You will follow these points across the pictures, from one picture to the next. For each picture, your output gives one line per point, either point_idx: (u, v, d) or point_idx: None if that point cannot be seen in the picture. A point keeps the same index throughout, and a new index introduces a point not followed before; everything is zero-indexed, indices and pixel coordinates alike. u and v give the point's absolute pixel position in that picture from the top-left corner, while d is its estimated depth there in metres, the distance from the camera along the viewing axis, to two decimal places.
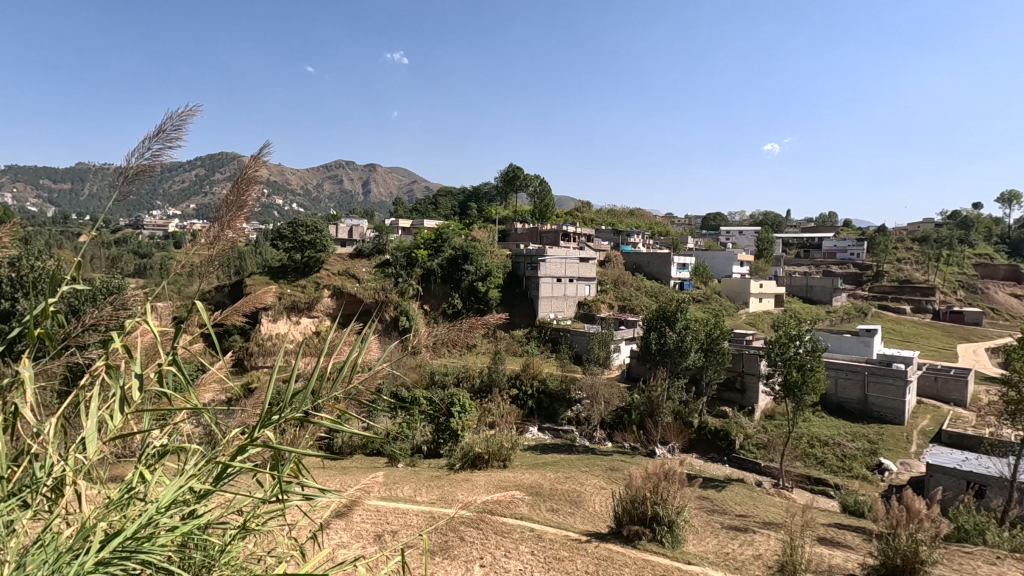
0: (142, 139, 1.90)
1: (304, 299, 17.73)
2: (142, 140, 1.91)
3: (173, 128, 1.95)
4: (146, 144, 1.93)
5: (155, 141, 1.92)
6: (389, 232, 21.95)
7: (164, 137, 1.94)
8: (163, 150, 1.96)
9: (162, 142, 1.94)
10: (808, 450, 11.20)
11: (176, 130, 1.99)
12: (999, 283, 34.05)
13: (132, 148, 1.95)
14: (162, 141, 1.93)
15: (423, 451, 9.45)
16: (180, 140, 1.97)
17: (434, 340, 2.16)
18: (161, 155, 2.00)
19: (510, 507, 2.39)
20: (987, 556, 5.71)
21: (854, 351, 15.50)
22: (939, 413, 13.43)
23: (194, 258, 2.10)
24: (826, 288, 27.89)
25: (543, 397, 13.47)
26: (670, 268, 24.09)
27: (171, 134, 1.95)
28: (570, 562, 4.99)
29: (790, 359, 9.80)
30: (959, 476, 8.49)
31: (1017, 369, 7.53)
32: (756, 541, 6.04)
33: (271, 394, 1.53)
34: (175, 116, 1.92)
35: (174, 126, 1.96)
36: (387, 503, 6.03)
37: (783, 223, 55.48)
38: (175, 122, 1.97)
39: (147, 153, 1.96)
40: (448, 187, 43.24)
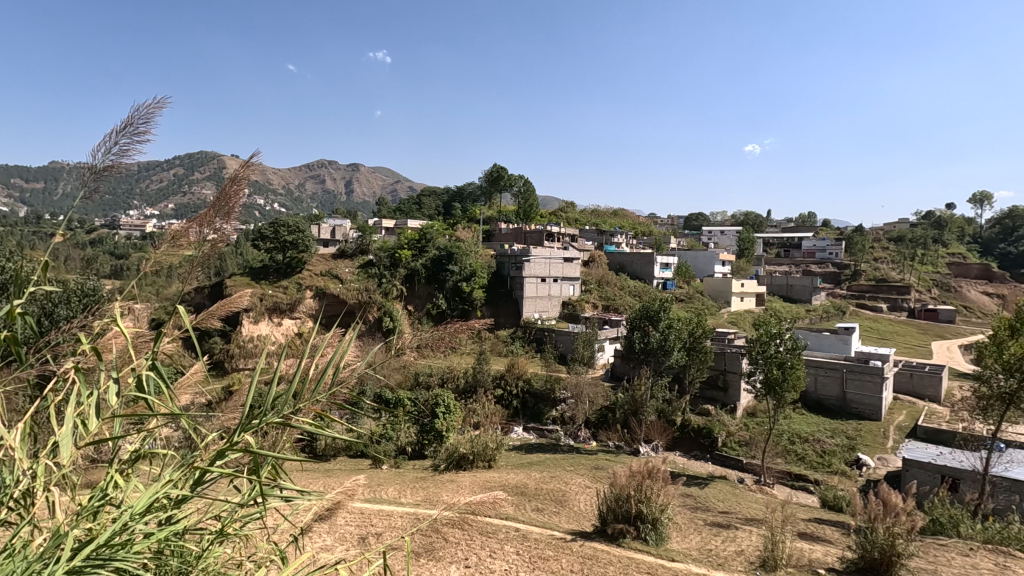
0: (108, 133, 1.81)
1: (286, 300, 17.53)
2: (108, 134, 1.83)
3: (141, 121, 1.87)
4: (112, 139, 1.84)
5: (121, 136, 1.83)
6: (373, 233, 21.80)
7: (132, 130, 1.87)
8: (131, 144, 1.88)
9: (130, 136, 1.86)
10: (788, 447, 11.37)
11: (145, 122, 1.92)
12: (971, 282, 34.93)
13: (97, 143, 1.86)
14: (130, 136, 1.85)
15: (408, 452, 9.42)
16: (150, 134, 1.90)
17: (418, 341, 2.16)
18: (129, 149, 1.92)
19: (493, 507, 2.39)
20: (961, 548, 5.86)
21: (833, 349, 15.76)
22: (915, 409, 13.72)
23: (163, 256, 2.08)
24: (805, 287, 28.33)
25: (527, 397, 13.51)
26: (653, 268, 24.30)
27: (140, 127, 1.88)
28: (555, 561, 5.00)
29: (771, 357, 9.94)
30: (934, 470, 8.69)
31: (988, 365, 7.72)
32: (739, 537, 6.11)
33: (250, 397, 1.50)
34: (143, 109, 1.84)
35: (142, 119, 1.88)
36: (372, 505, 5.99)
37: (763, 223, 56.23)
38: (144, 116, 1.90)
39: (113, 149, 1.88)
40: (432, 188, 43.08)
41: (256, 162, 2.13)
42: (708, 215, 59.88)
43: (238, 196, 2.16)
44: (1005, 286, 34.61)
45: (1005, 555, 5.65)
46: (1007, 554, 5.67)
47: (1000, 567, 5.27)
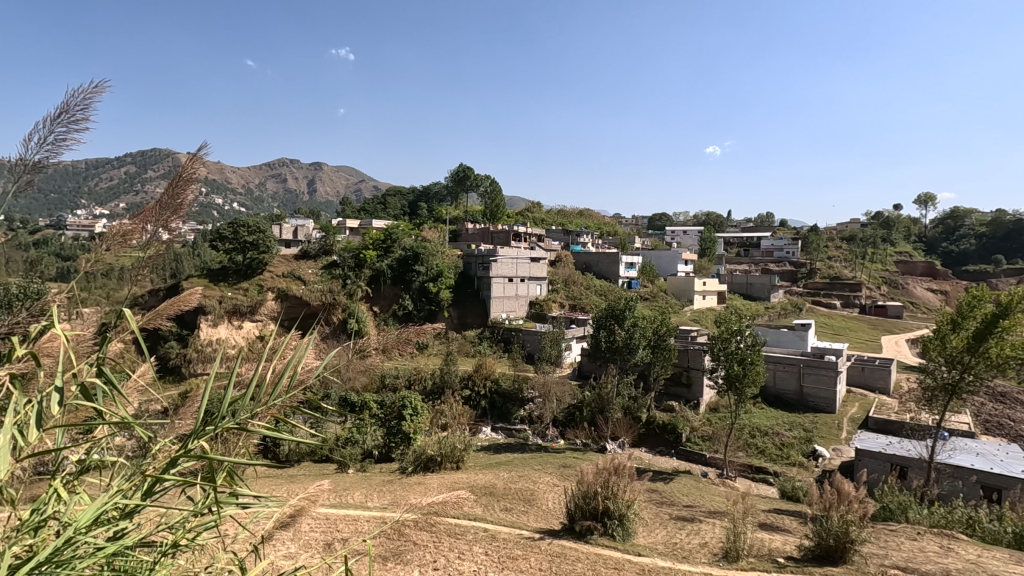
0: (41, 120, 1.67)
1: (246, 303, 16.98)
2: (43, 121, 1.69)
3: (80, 107, 1.74)
4: (47, 127, 1.70)
5: (58, 123, 1.70)
6: (337, 233, 21.42)
7: (69, 118, 1.73)
8: (68, 133, 1.74)
9: (66, 124, 1.72)
10: (749, 440, 11.68)
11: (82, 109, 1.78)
12: (917, 278, 36.79)
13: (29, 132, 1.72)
14: (66, 123, 1.72)
15: (375, 455, 9.28)
16: (89, 121, 1.77)
17: (382, 343, 2.14)
18: (69, 139, 1.78)
19: (456, 508, 2.37)
20: (909, 533, 6.15)
21: (790, 345, 16.28)
22: (866, 401, 14.33)
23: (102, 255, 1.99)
24: (764, 285, 29.26)
25: (495, 397, 13.51)
26: (618, 267, 24.68)
27: (77, 115, 1.74)
28: (523, 561, 5.01)
29: (732, 354, 10.22)
30: (885, 459, 9.09)
31: (932, 358, 8.12)
32: (702, 530, 6.26)
33: (205, 401, 1.43)
34: (80, 94, 1.71)
35: (80, 105, 1.74)
36: (334, 510, 5.88)
37: (724, 223, 57.77)
38: (82, 101, 1.76)
39: (48, 139, 1.74)
40: (398, 188, 42.61)
41: (203, 156, 2.06)
42: (671, 215, 61.22)
43: (187, 190, 2.07)
44: (947, 283, 36.51)
45: (949, 538, 5.96)
46: (951, 537, 5.99)
47: (944, 549, 5.56)
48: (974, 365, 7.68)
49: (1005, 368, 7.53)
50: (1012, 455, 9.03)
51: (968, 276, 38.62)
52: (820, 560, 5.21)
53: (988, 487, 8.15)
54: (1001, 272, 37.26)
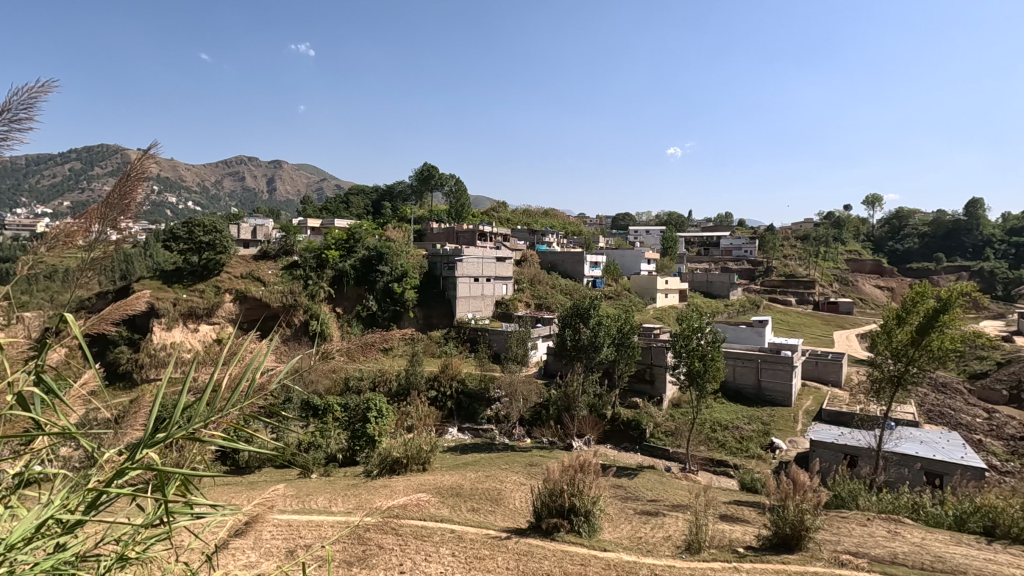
0: None
1: (202, 305, 16.39)
2: None
3: (22, 107, 1.62)
4: None
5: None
6: (298, 232, 20.92)
7: (10, 118, 1.62)
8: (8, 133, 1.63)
9: (6, 125, 1.61)
10: (711, 434, 11.97)
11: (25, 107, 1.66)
12: (866, 276, 38.49)
13: None
14: (6, 124, 1.61)
15: (339, 459, 9.11)
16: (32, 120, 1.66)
17: (346, 347, 2.13)
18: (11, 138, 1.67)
19: (419, 510, 2.34)
20: (859, 519, 6.43)
21: (748, 341, 16.79)
22: (820, 394, 14.93)
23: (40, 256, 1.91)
24: (724, 283, 30.10)
25: (462, 397, 13.45)
26: (583, 267, 24.95)
27: (18, 114, 1.63)
28: (491, 560, 5.01)
29: (693, 350, 10.46)
30: (837, 449, 9.48)
31: (880, 352, 8.50)
32: (666, 524, 6.39)
33: (155, 408, 1.37)
34: (23, 93, 1.60)
35: (23, 105, 1.63)
36: (295, 516, 5.74)
37: (686, 223, 59.11)
38: (24, 101, 1.64)
39: None
40: (361, 188, 41.94)
41: (153, 155, 1.96)
42: (634, 216, 62.29)
43: (136, 190, 1.97)
44: (894, 280, 38.35)
45: (896, 523, 6.26)
46: (898, 522, 6.29)
47: (891, 534, 5.84)
48: (917, 358, 8.08)
49: (945, 360, 7.96)
50: (952, 442, 9.55)
51: (913, 274, 40.63)
52: (777, 548, 5.39)
53: (931, 473, 8.59)
54: (943, 270, 39.35)
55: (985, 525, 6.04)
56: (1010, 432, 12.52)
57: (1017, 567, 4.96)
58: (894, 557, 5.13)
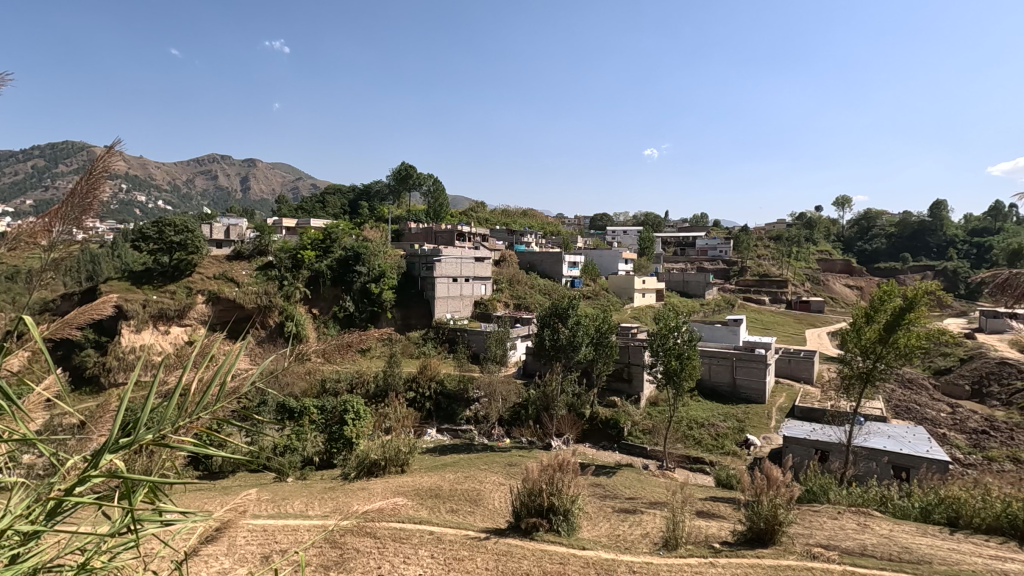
0: None
1: (173, 307, 15.99)
2: None
3: None
4: None
5: None
6: (273, 232, 20.58)
7: None
8: None
9: None
10: (687, 432, 12.13)
11: None
12: (836, 275, 39.49)
13: None
14: None
15: (316, 462, 8.98)
16: None
17: (322, 348, 2.10)
18: None
19: (395, 514, 2.33)
20: (830, 512, 6.59)
21: (724, 339, 17.07)
22: (792, 391, 15.25)
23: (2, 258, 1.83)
24: (700, 282, 30.57)
25: (441, 398, 13.39)
26: (561, 267, 25.06)
27: None
28: (470, 561, 5.00)
29: (670, 349, 10.58)
30: (809, 445, 9.70)
31: (849, 349, 8.72)
32: (644, 521, 6.46)
33: (119, 413, 1.33)
34: None
35: None
36: (270, 521, 5.64)
37: (662, 223, 59.83)
38: None
39: None
40: (338, 187, 41.45)
41: (118, 151, 1.89)
42: (612, 216, 62.83)
43: (98, 188, 1.89)
44: (863, 279, 39.39)
45: (865, 516, 6.43)
46: (866, 515, 6.47)
47: (861, 526, 6.00)
48: (885, 355, 8.31)
49: (911, 357, 8.21)
50: (917, 436, 9.86)
51: (881, 273, 41.83)
52: (752, 543, 5.49)
53: (898, 467, 8.85)
54: (908, 269, 40.62)
55: (949, 516, 6.24)
56: (972, 425, 12.98)
57: (979, 556, 5.13)
58: (864, 549, 5.26)
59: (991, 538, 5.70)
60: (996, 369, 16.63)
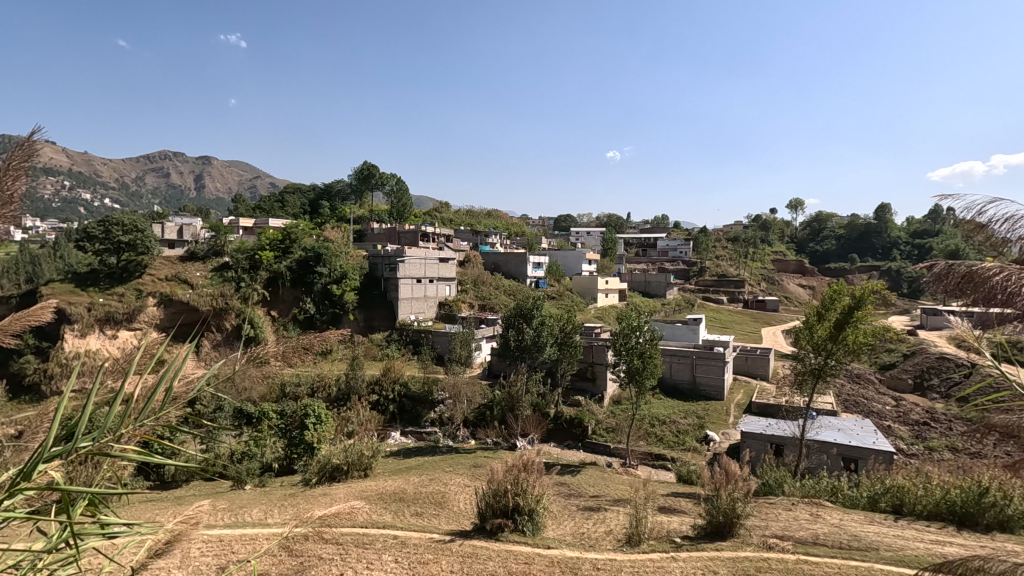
0: None
1: (122, 310, 15.28)
2: None
3: None
4: None
5: None
6: (229, 232, 19.93)
7: None
8: None
9: None
10: (649, 429, 12.35)
11: None
12: (790, 276, 40.99)
13: None
14: None
15: (275, 469, 8.75)
16: None
17: (282, 350, 2.09)
18: None
19: (349, 515, 2.48)
20: (785, 504, 6.83)
21: (684, 338, 17.48)
22: (749, 387, 15.73)
23: None
24: (661, 282, 31.20)
25: (405, 401, 13.23)
26: (526, 267, 25.17)
27: None
28: (435, 564, 4.96)
29: (632, 348, 10.75)
30: (765, 440, 10.03)
31: (803, 346, 9.06)
32: (608, 518, 6.54)
33: (57, 419, 1.27)
34: None
35: None
36: (225, 530, 5.46)
37: (625, 224, 60.80)
38: None
39: None
40: (298, 186, 40.52)
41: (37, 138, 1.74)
42: (576, 218, 63.46)
43: (18, 179, 1.74)
44: (815, 279, 40.97)
45: (818, 506, 6.70)
46: (818, 505, 6.73)
47: (814, 516, 6.24)
48: (835, 351, 8.67)
49: (859, 353, 8.58)
50: (865, 429, 10.32)
51: (831, 273, 43.65)
52: (711, 537, 5.62)
53: (847, 458, 9.24)
54: (856, 269, 42.50)
55: (894, 504, 6.56)
56: (915, 417, 13.67)
57: (921, 541, 5.41)
58: (816, 538, 5.48)
59: (932, 523, 6.03)
60: (936, 364, 17.59)
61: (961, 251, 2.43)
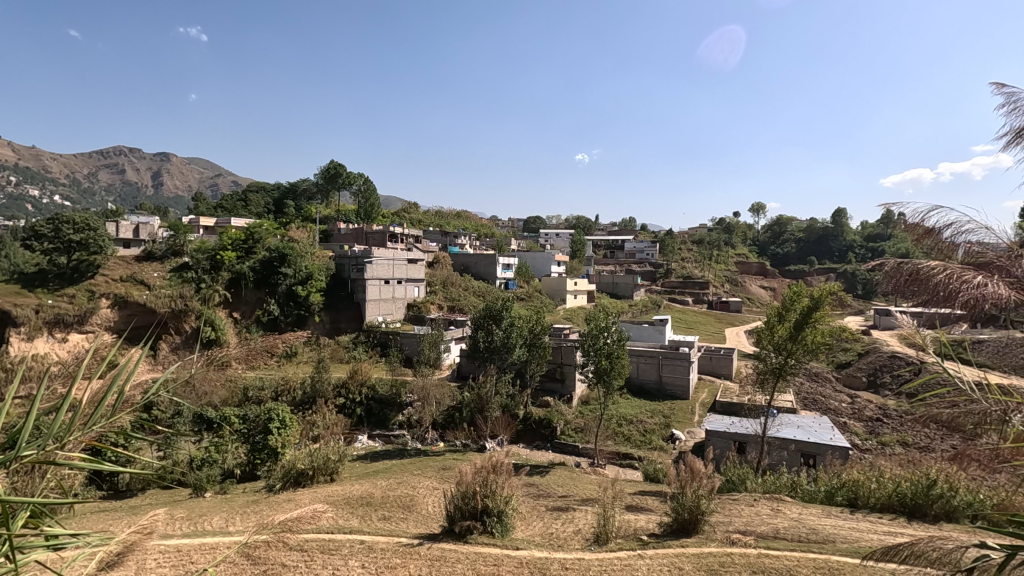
0: None
1: (72, 312, 14.61)
2: None
3: None
4: None
5: None
6: (189, 232, 19.27)
7: None
8: None
9: None
10: (617, 429, 12.49)
11: None
12: (752, 277, 42.21)
13: None
14: None
15: (237, 475, 8.53)
16: None
17: (244, 353, 2.05)
18: None
19: (312, 519, 2.48)
20: (748, 500, 7.01)
21: (651, 339, 17.78)
22: (714, 387, 16.10)
23: None
24: (628, 284, 31.66)
25: (372, 404, 13.06)
26: (495, 268, 25.18)
27: None
28: (403, 568, 4.91)
29: (600, 349, 10.85)
30: (728, 438, 10.27)
31: (764, 346, 9.32)
32: (576, 518, 6.59)
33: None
34: None
35: None
36: (183, 540, 5.27)
37: (593, 226, 61.49)
38: None
39: None
40: (261, 184, 39.53)
41: None
42: (545, 220, 63.82)
43: None
44: (776, 281, 42.27)
45: (778, 502, 6.89)
46: (779, 500, 6.93)
47: (774, 511, 6.43)
48: (794, 351, 8.94)
49: (817, 352, 8.88)
50: (823, 426, 10.67)
51: (790, 275, 45.14)
52: (677, 533, 5.72)
53: (806, 454, 9.54)
54: (815, 271, 44.05)
55: (849, 497, 6.81)
56: (869, 414, 14.23)
57: (875, 533, 5.63)
58: (777, 532, 5.64)
59: (885, 515, 6.28)
60: (888, 362, 18.37)
61: (909, 253, 2.53)
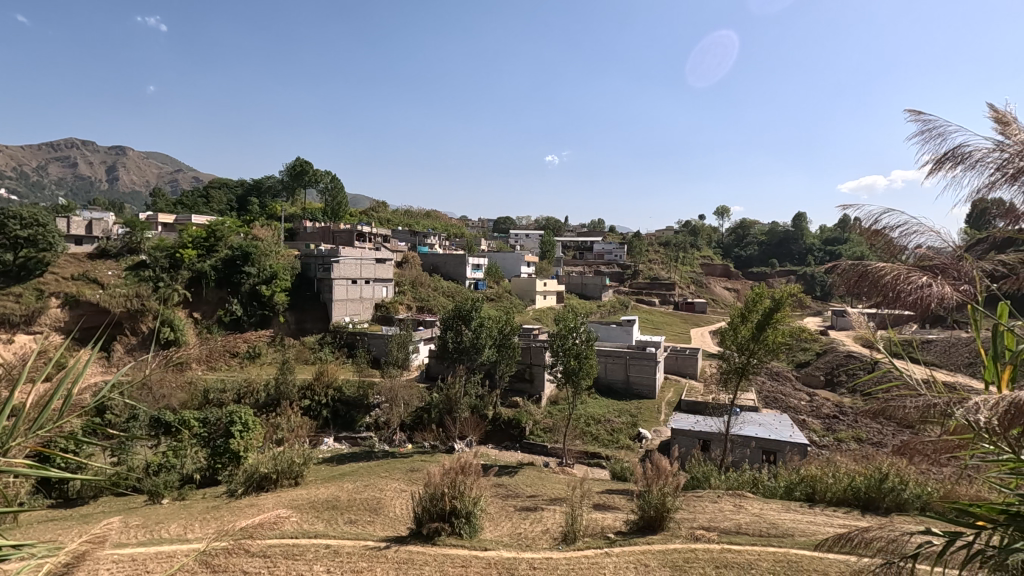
0: None
1: (19, 312, 13.91)
2: None
3: None
4: None
5: None
6: (146, 229, 18.58)
7: None
8: None
9: None
10: (585, 429, 12.61)
11: None
12: (717, 279, 43.27)
13: None
14: None
15: (196, 480, 8.24)
16: None
17: (205, 353, 2.01)
18: None
19: (275, 525, 2.43)
20: (711, 497, 7.17)
21: (618, 339, 18.01)
22: (679, 386, 16.41)
23: None
24: (597, 285, 32.02)
25: (339, 406, 12.85)
26: (465, 268, 25.11)
27: None
28: (369, 572, 4.84)
29: (569, 349, 10.92)
30: (693, 436, 10.48)
31: (728, 346, 9.55)
32: (544, 517, 6.62)
33: None
34: None
35: None
36: (138, 549, 5.07)
37: (562, 227, 61.91)
38: None
39: None
40: (222, 180, 38.39)
41: None
42: (515, 220, 63.95)
43: None
44: (739, 282, 43.44)
45: (740, 498, 7.07)
46: (741, 496, 7.12)
47: (737, 507, 6.59)
48: (756, 351, 9.18)
49: (777, 352, 9.16)
50: (783, 423, 11.00)
51: (753, 277, 46.43)
52: (643, 531, 5.81)
53: (766, 451, 9.81)
54: (776, 273, 45.48)
55: (807, 492, 7.05)
56: (826, 411, 14.75)
57: (831, 525, 5.84)
58: (739, 528, 5.78)
59: (840, 509, 6.52)
60: (844, 361, 19.07)
61: (864, 255, 2.62)
